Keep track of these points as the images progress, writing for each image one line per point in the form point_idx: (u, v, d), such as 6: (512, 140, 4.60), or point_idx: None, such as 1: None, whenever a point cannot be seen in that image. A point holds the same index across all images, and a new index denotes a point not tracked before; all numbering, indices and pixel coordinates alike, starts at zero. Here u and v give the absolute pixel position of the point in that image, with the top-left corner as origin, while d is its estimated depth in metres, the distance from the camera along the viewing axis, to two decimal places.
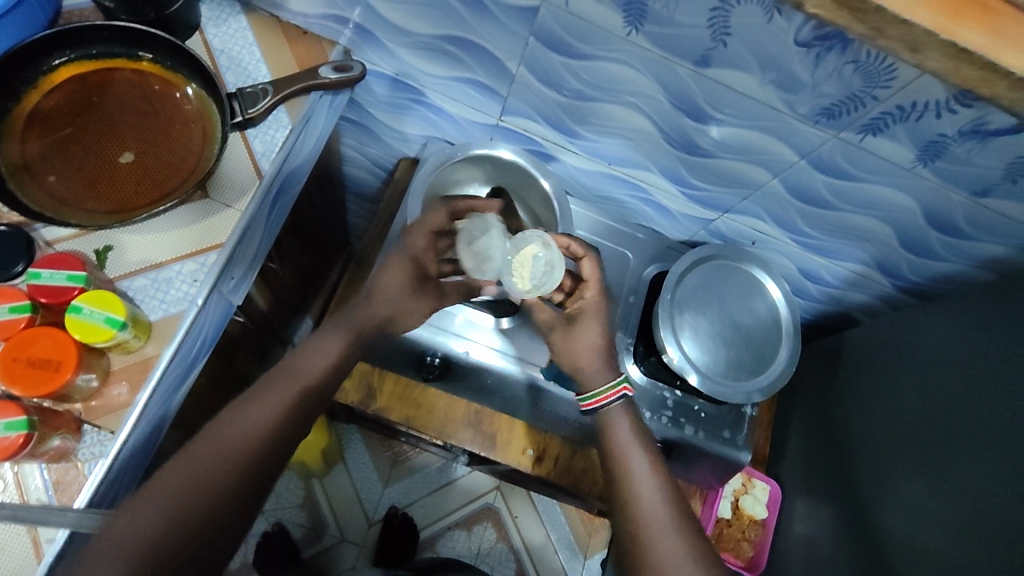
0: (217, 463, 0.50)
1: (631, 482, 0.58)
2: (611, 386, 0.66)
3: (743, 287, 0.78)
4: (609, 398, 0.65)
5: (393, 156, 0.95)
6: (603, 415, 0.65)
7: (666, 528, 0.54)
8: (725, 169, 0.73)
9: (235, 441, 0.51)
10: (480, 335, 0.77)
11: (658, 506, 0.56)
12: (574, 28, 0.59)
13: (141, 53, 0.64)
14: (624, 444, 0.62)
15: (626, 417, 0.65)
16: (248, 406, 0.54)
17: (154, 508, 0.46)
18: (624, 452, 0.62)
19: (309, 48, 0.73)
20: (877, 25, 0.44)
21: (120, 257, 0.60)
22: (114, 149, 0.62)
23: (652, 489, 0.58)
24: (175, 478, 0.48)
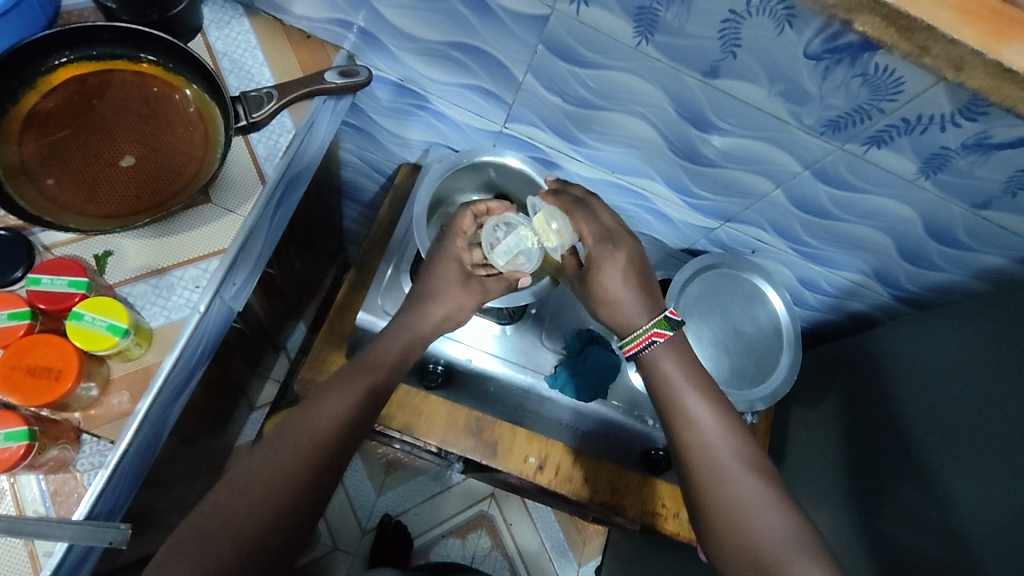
0: (281, 472, 0.52)
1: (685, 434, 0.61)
2: (643, 329, 0.64)
3: (744, 296, 0.78)
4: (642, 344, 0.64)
5: (393, 161, 0.94)
6: (644, 358, 0.65)
7: (732, 472, 0.58)
8: (728, 178, 0.73)
9: (299, 449, 0.54)
10: (483, 341, 0.76)
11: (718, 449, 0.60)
12: (582, 37, 0.59)
13: (142, 55, 0.63)
14: (675, 382, 0.63)
15: (672, 354, 0.64)
16: (316, 409, 0.57)
17: (233, 511, 0.49)
18: (677, 394, 0.62)
19: (313, 52, 0.73)
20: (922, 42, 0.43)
21: (121, 263, 0.58)
22: (114, 152, 0.61)
23: (715, 435, 0.60)
24: (249, 483, 0.51)
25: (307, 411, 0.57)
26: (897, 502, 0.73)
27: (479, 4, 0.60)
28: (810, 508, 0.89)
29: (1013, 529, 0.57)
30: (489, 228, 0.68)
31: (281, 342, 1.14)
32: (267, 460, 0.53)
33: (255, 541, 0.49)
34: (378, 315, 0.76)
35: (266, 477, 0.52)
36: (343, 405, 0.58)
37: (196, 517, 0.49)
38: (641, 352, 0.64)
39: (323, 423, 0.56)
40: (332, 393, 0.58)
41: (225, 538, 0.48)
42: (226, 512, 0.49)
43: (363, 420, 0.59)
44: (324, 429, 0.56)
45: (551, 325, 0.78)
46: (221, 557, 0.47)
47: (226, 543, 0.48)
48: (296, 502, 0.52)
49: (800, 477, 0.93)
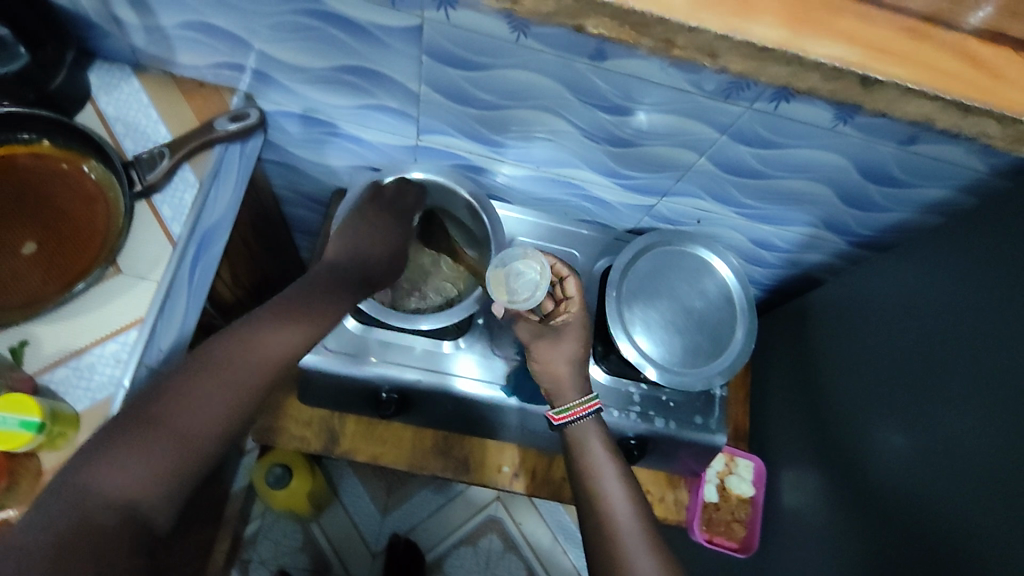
0: (228, 384, 0.49)
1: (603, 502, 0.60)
2: (581, 401, 0.66)
3: (688, 272, 0.75)
4: (580, 414, 0.65)
5: (325, 190, 0.92)
6: (571, 430, 0.66)
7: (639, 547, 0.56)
8: (651, 154, 0.71)
9: (260, 365, 0.52)
10: (465, 366, 0.74)
11: (630, 519, 0.58)
12: (462, 41, 0.57)
13: (34, 137, 0.62)
14: (598, 461, 0.63)
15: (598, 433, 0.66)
16: (264, 331, 0.54)
17: (194, 423, 0.46)
18: (598, 468, 0.62)
19: (208, 99, 0.71)
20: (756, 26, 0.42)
21: (37, 351, 0.57)
22: (16, 240, 0.60)
23: (624, 506, 0.60)
24: (205, 387, 0.48)
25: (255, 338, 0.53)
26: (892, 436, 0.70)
27: (352, 26, 0.58)
28: (803, 471, 0.86)
29: (1016, 467, 0.54)
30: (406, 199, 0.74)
31: None
32: (219, 374, 0.49)
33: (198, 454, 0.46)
34: (326, 355, 0.71)
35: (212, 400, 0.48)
36: (288, 339, 0.55)
37: (165, 405, 0.46)
38: (571, 423, 0.65)
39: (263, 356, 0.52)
40: (269, 318, 0.55)
41: (173, 447, 0.45)
42: (180, 420, 0.46)
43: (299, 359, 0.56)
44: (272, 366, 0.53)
45: (500, 331, 0.76)
46: (161, 468, 0.44)
47: (172, 450, 0.45)
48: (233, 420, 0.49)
49: (786, 440, 0.91)
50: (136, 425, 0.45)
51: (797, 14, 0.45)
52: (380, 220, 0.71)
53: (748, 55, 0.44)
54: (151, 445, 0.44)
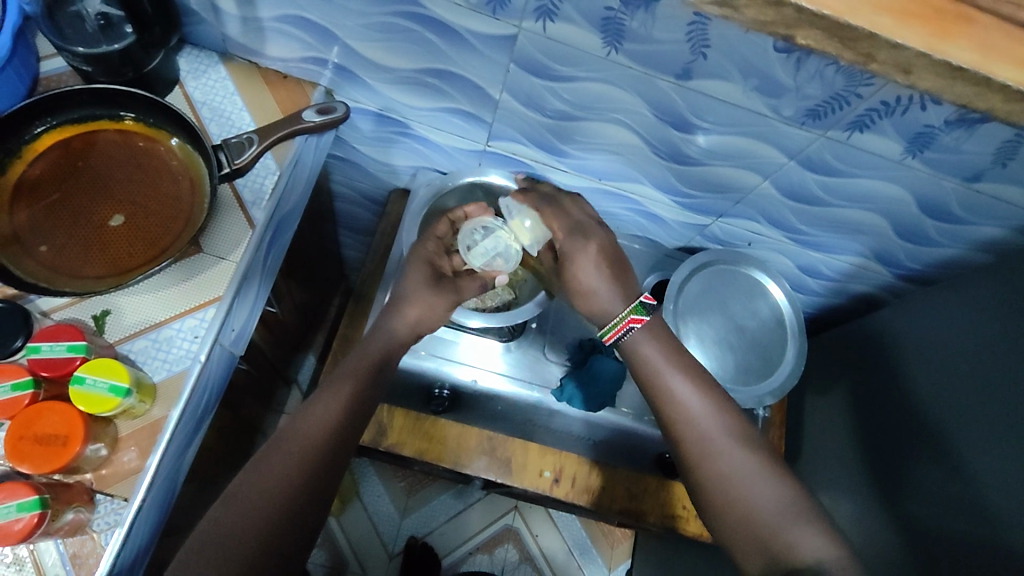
0: (313, 441, 0.53)
1: (680, 413, 0.59)
2: (621, 317, 0.63)
3: (742, 291, 0.76)
4: (623, 330, 0.62)
5: (382, 188, 0.94)
6: (625, 344, 0.63)
7: (728, 445, 0.57)
8: (715, 175, 0.73)
9: (320, 429, 0.54)
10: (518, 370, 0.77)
11: (709, 418, 0.58)
12: (552, 52, 0.59)
13: (123, 113, 0.64)
14: (656, 366, 0.61)
15: (653, 339, 0.62)
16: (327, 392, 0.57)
17: (251, 494, 0.49)
18: (663, 377, 0.61)
19: (291, 91, 0.73)
20: (868, 50, 0.44)
21: (119, 321, 0.59)
22: (103, 213, 0.62)
23: (699, 403, 0.59)
24: (309, 431, 0.54)
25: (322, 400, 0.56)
26: (915, 474, 0.73)
27: (447, 30, 0.60)
28: (835, 497, 0.87)
29: None
30: (466, 232, 0.70)
31: (292, 377, 1.14)
32: (297, 430, 0.54)
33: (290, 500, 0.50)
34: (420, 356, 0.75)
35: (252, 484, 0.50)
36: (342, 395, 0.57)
37: (239, 482, 0.50)
38: (622, 339, 0.63)
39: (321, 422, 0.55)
40: (327, 383, 0.58)
41: (254, 511, 0.48)
42: (277, 471, 0.51)
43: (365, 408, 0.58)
44: (337, 426, 0.55)
45: (553, 337, 0.78)
46: (245, 529, 0.48)
47: (267, 492, 0.50)
48: (322, 464, 0.53)
49: (821, 466, 0.92)
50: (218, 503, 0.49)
51: (982, 39, 0.43)
52: (411, 286, 0.66)
53: (940, 75, 0.44)
54: (229, 514, 0.48)
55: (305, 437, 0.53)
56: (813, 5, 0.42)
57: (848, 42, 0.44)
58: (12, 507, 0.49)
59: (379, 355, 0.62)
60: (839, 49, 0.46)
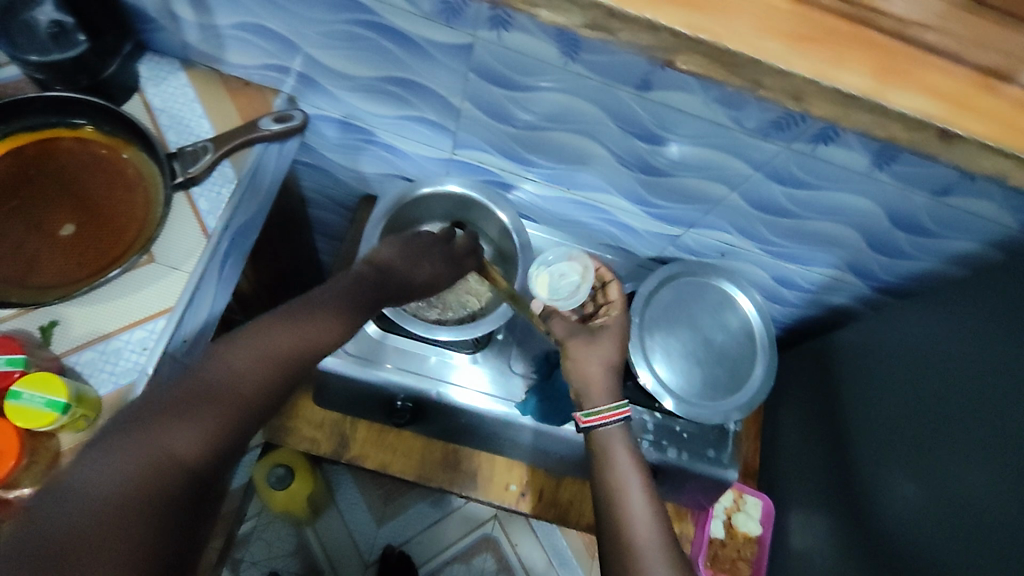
0: (260, 367, 0.47)
1: (624, 511, 0.58)
2: (612, 406, 0.64)
3: (711, 304, 0.75)
4: (610, 419, 0.63)
5: (353, 195, 0.93)
6: (598, 435, 0.63)
7: (654, 557, 0.55)
8: (684, 186, 0.71)
9: (265, 365, 0.48)
10: (477, 380, 0.74)
11: (648, 528, 0.57)
12: (510, 61, 0.58)
13: (79, 121, 0.64)
14: (619, 468, 0.61)
15: (623, 440, 0.63)
16: (282, 324, 0.51)
17: (182, 422, 0.42)
18: (619, 478, 0.60)
19: (251, 98, 0.72)
20: (754, 77, 0.45)
21: (66, 332, 0.58)
22: (53, 222, 0.61)
23: (645, 515, 0.58)
24: (251, 355, 0.47)
25: (271, 334, 0.50)
26: (891, 493, 0.71)
27: (402, 38, 0.59)
28: (813, 513, 0.85)
29: (1011, 534, 0.54)
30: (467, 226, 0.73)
31: None
32: (243, 351, 0.47)
33: (222, 425, 0.44)
34: (344, 358, 0.72)
35: (184, 417, 0.43)
36: (293, 333, 0.50)
37: (167, 405, 0.43)
38: (602, 426, 0.63)
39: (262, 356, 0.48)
40: (282, 318, 0.51)
41: (185, 441, 0.42)
42: (214, 390, 0.45)
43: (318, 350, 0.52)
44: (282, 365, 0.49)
45: (520, 348, 0.76)
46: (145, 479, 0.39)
47: (202, 425, 0.43)
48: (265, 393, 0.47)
49: (798, 481, 0.90)
50: (135, 405, 0.43)
51: (889, 64, 0.45)
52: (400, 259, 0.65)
53: (850, 101, 0.45)
54: (142, 424, 0.41)
55: (246, 372, 0.47)
56: (686, 29, 0.44)
57: (732, 69, 0.45)
58: None
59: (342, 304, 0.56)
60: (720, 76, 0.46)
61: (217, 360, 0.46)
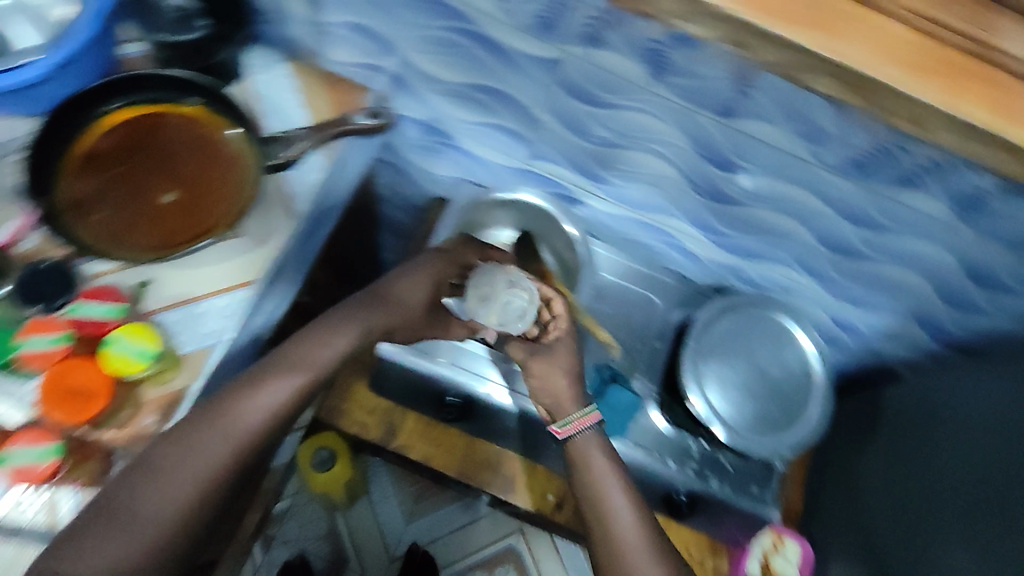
0: (231, 443, 0.54)
1: (608, 516, 0.60)
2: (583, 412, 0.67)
3: (771, 339, 0.74)
4: (581, 425, 0.66)
5: (424, 196, 0.96)
6: (577, 442, 0.66)
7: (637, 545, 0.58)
8: (754, 217, 0.71)
9: (214, 459, 0.53)
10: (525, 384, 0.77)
11: (631, 526, 0.60)
12: (597, 79, 0.60)
13: (188, 99, 0.67)
14: (599, 473, 0.64)
15: (598, 446, 0.66)
16: (240, 400, 0.55)
17: (130, 528, 0.49)
18: (600, 483, 0.63)
19: (345, 94, 0.75)
20: (852, 78, 0.43)
21: (159, 291, 0.63)
22: (157, 190, 0.65)
23: (626, 515, 0.60)
24: (203, 448, 0.52)
25: (219, 428, 0.53)
26: (943, 557, 0.68)
27: (495, 48, 0.62)
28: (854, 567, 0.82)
29: None
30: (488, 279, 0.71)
31: None
32: (215, 440, 0.53)
33: (185, 519, 0.51)
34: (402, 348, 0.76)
35: (133, 526, 0.50)
36: (249, 420, 0.54)
37: (118, 507, 0.50)
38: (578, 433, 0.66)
39: (211, 454, 0.53)
40: (236, 402, 0.55)
41: (138, 545, 0.49)
42: (181, 478, 0.51)
43: (271, 436, 0.56)
44: (237, 454, 0.54)
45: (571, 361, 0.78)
46: None
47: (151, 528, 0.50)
48: (222, 479, 0.53)
49: (840, 533, 0.87)
50: (115, 494, 0.50)
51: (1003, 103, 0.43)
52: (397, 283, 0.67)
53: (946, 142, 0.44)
54: (114, 528, 0.49)
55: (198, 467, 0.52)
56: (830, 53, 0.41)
57: (871, 95, 0.44)
58: (33, 454, 0.53)
59: (297, 378, 0.58)
60: (853, 99, 0.45)
61: (166, 455, 0.52)
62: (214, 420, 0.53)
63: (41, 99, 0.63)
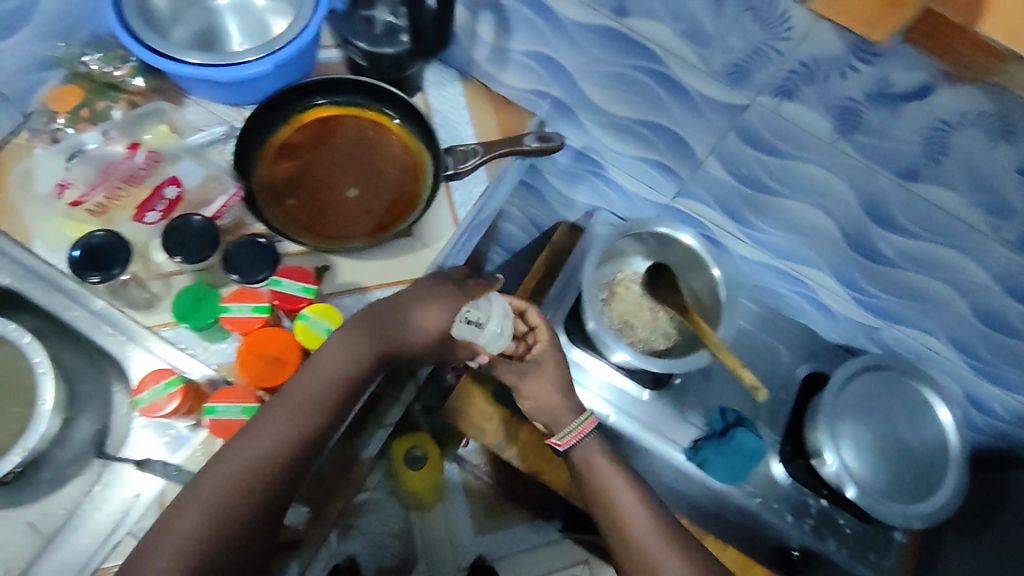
0: (239, 478, 0.53)
1: (616, 505, 0.66)
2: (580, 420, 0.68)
3: (908, 406, 0.74)
4: (581, 432, 0.68)
5: (554, 219, 1.00)
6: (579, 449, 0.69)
7: (650, 532, 0.64)
8: (905, 280, 0.71)
9: (224, 495, 0.52)
10: (648, 414, 0.80)
11: (642, 517, 0.65)
12: (778, 128, 0.62)
13: (376, 104, 0.72)
14: (602, 467, 0.68)
15: (599, 448, 0.69)
16: (251, 432, 0.55)
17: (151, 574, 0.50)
18: (604, 477, 0.67)
19: (511, 115, 0.79)
20: None
21: (334, 278, 0.68)
22: (341, 183, 0.70)
23: (633, 505, 0.66)
24: (212, 487, 0.52)
25: (228, 465, 0.54)
26: None
27: (679, 89, 0.65)
28: None
29: None
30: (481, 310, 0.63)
31: None
32: (224, 475, 0.53)
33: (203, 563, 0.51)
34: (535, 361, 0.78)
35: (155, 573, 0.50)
36: (255, 453, 0.54)
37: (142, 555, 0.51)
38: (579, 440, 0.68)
39: (221, 490, 0.52)
40: (243, 440, 0.55)
41: None
42: (194, 521, 0.51)
43: (283, 466, 0.55)
44: (248, 489, 0.53)
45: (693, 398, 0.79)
46: None
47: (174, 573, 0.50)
48: (235, 517, 0.53)
49: None
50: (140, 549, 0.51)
51: None
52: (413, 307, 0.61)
53: None
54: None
55: (209, 509, 0.52)
56: None
57: None
58: (237, 409, 0.58)
59: (305, 408, 0.57)
60: None
61: (180, 501, 0.52)
62: (223, 460, 0.54)
63: (257, 89, 0.69)
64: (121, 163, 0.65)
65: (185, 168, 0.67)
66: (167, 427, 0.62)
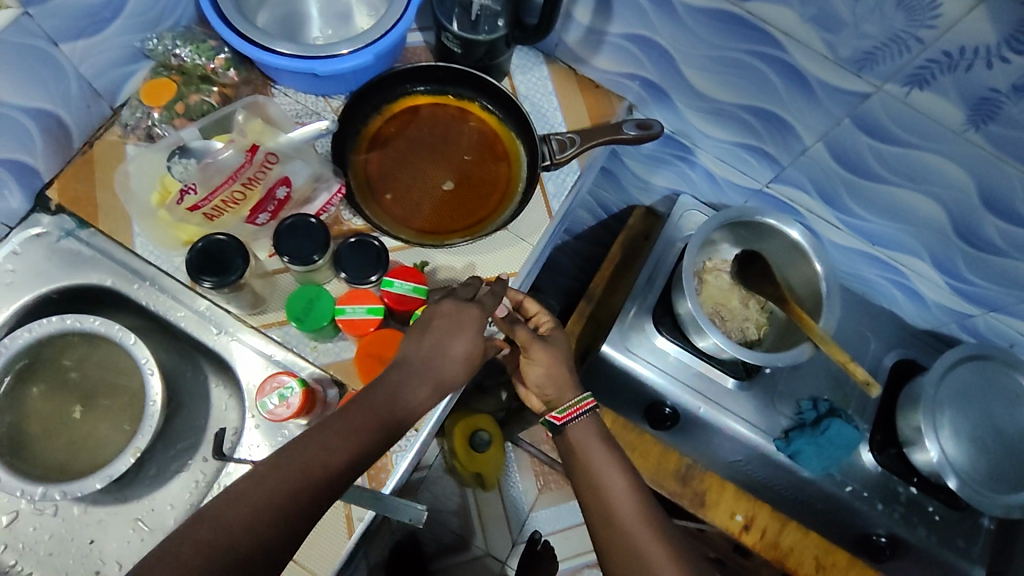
0: (286, 491, 0.46)
1: (602, 483, 0.58)
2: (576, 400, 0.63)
3: (1008, 396, 0.73)
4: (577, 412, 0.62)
5: (626, 202, 0.98)
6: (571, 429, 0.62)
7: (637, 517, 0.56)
8: (1014, 270, 0.69)
9: (256, 512, 0.44)
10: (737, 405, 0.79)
11: (626, 498, 0.57)
12: (901, 117, 0.60)
13: (467, 92, 0.70)
14: (586, 442, 0.61)
15: (596, 430, 0.62)
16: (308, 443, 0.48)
17: None
18: (589, 453, 0.60)
19: (598, 99, 0.78)
20: None
21: (433, 274, 0.67)
22: (435, 175, 0.68)
23: (620, 483, 0.58)
24: (255, 499, 0.45)
25: (273, 475, 0.46)
26: None
27: (794, 74, 0.62)
28: None
29: None
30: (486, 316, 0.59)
31: None
32: (267, 488, 0.45)
33: None
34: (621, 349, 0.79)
35: None
36: (307, 466, 0.47)
37: None
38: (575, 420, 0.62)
39: (254, 506, 0.45)
40: (297, 448, 0.48)
41: None
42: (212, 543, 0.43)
43: (335, 488, 0.48)
44: (284, 509, 0.45)
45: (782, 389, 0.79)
46: None
47: None
48: (264, 544, 0.44)
49: None
50: None
51: None
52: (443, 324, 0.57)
53: None
54: None
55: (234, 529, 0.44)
56: None
57: None
58: None
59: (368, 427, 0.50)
60: None
61: (206, 511, 0.44)
62: (272, 468, 0.47)
63: (351, 78, 0.67)
64: (243, 166, 0.63)
65: (296, 166, 0.65)
66: (280, 429, 0.63)
